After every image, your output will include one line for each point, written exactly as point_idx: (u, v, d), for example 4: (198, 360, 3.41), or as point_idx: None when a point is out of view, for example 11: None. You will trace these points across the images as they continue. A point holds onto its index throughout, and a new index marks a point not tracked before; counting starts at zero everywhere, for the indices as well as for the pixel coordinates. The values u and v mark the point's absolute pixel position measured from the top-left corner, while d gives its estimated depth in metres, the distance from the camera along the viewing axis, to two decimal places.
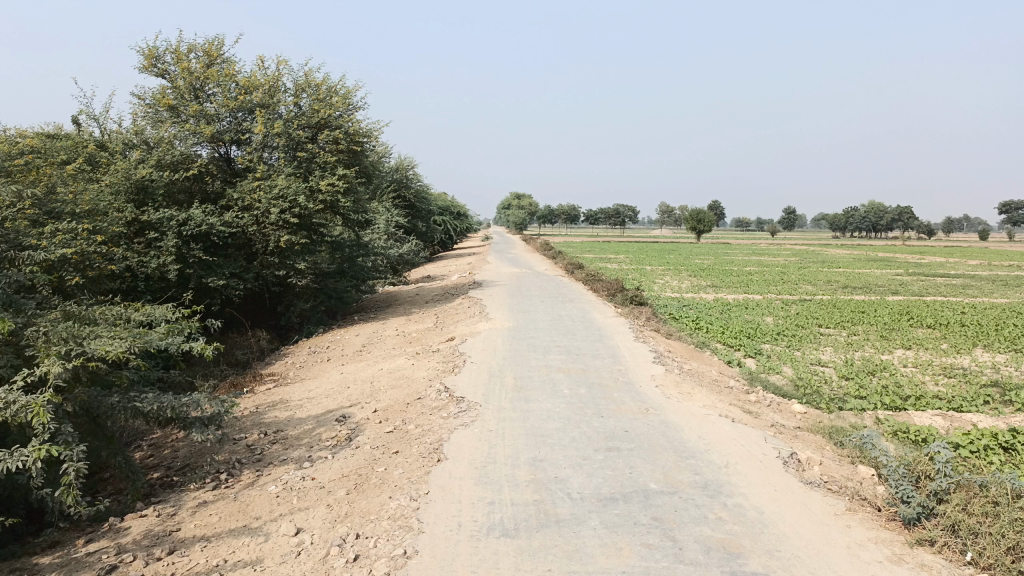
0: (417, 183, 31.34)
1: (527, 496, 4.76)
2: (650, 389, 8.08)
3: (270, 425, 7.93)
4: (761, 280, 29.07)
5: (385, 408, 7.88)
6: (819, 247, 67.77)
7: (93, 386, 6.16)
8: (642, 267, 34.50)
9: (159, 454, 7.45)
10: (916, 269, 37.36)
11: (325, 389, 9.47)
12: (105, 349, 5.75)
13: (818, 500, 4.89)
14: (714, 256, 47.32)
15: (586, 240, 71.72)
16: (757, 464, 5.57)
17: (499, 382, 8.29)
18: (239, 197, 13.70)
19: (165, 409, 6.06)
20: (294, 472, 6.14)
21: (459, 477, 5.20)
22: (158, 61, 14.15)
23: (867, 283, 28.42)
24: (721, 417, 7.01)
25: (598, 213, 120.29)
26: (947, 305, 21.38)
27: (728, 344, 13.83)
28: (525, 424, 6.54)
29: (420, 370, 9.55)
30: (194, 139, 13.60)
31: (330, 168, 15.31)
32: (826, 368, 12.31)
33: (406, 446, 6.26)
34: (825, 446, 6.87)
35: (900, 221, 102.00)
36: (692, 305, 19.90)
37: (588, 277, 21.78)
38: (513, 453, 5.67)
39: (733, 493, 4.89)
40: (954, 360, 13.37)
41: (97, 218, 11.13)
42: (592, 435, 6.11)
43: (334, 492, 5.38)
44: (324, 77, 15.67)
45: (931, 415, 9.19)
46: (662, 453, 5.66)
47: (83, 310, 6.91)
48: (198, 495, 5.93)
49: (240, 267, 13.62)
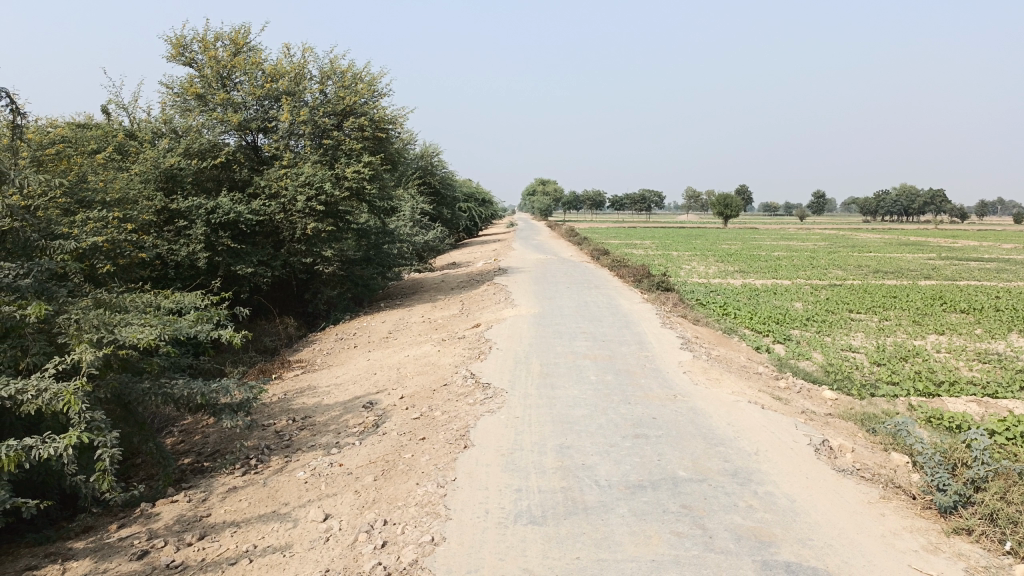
0: (442, 170, 31.34)
1: (554, 483, 4.73)
2: (678, 375, 8.00)
3: (298, 411, 7.99)
4: (790, 265, 28.75)
5: (412, 394, 7.89)
6: (849, 231, 66.81)
7: (125, 372, 6.24)
8: (668, 253, 34.26)
9: (189, 440, 7.54)
10: (949, 253, 36.69)
11: (351, 375, 9.52)
12: (136, 337, 5.80)
13: (851, 488, 4.80)
14: (741, 241, 46.84)
15: (612, 226, 71.35)
16: (788, 452, 5.49)
17: (526, 368, 8.26)
18: (266, 184, 13.78)
19: (194, 395, 6.12)
20: (323, 459, 6.17)
21: (486, 463, 5.19)
22: (185, 50, 14.24)
23: (900, 267, 27.95)
24: (750, 404, 6.92)
25: (624, 198, 119.55)
26: (981, 289, 20.96)
27: (756, 330, 13.69)
28: (551, 410, 6.51)
29: (445, 357, 9.56)
30: (222, 128, 13.69)
31: (355, 155, 15.33)
32: (857, 353, 12.14)
33: (432, 432, 6.26)
34: (856, 433, 6.77)
35: (933, 205, 100.10)
36: (719, 290, 19.73)
37: (614, 262, 21.66)
38: (539, 440, 5.65)
39: (764, 481, 4.82)
40: (989, 345, 13.12)
41: (127, 206, 11.26)
42: (619, 422, 6.07)
43: (361, 478, 5.40)
44: (350, 64, 15.66)
45: (966, 401, 9.03)
46: (690, 440, 5.60)
47: (114, 298, 6.99)
48: (228, 481, 6.00)
49: (267, 255, 13.71)
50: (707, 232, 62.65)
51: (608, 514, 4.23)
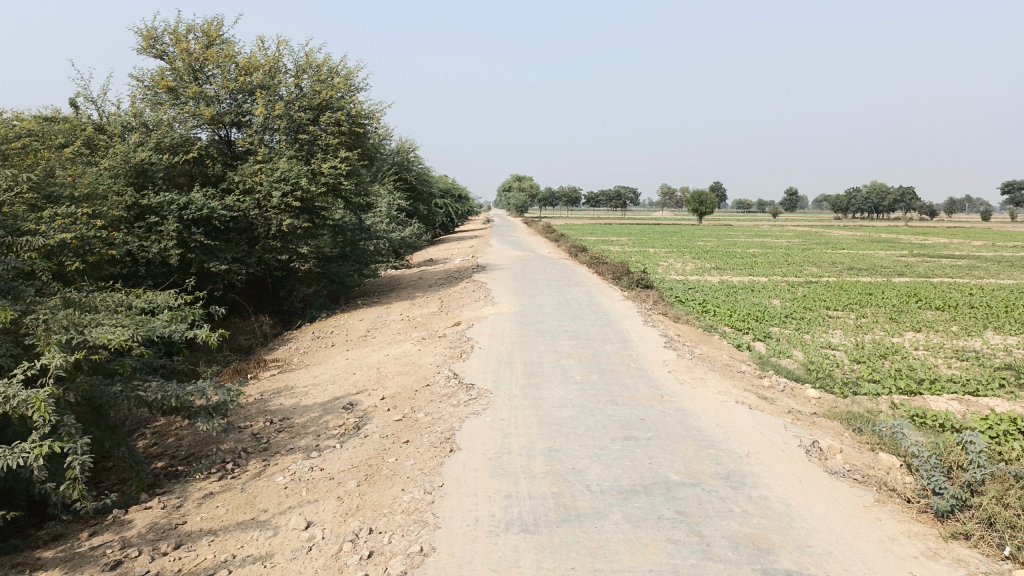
0: (418, 166, 31.07)
1: (545, 489, 4.60)
2: (663, 375, 7.91)
3: (275, 412, 7.79)
4: (766, 262, 28.93)
5: (393, 395, 7.72)
6: (822, 228, 67.50)
7: (95, 374, 6.00)
8: (644, 250, 34.34)
9: (162, 443, 7.31)
10: (920, 249, 37.11)
11: (330, 375, 9.32)
12: (107, 338, 5.57)
13: (845, 492, 4.73)
14: (715, 238, 47.08)
15: (587, 224, 71.40)
16: (780, 454, 5.41)
17: (509, 368, 8.12)
18: (241, 180, 13.50)
19: (169, 399, 5.91)
20: (302, 463, 5.98)
21: (474, 468, 5.04)
22: (156, 41, 13.90)
23: (873, 264, 28.22)
24: (738, 404, 6.86)
25: (599, 195, 119.80)
26: (954, 286, 21.18)
27: (736, 328, 13.68)
28: (538, 412, 6.38)
29: (427, 356, 9.39)
30: (194, 122, 13.40)
31: (332, 150, 15.07)
32: (836, 351, 12.17)
33: (416, 435, 6.10)
34: (843, 433, 6.72)
35: (903, 203, 101.46)
36: (697, 288, 19.74)
37: (592, 259, 21.60)
38: (527, 443, 5.51)
39: (757, 485, 4.73)
40: (965, 343, 13.21)
41: (96, 202, 10.94)
42: (607, 424, 5.95)
43: (344, 484, 5.22)
44: (326, 57, 15.40)
45: (947, 400, 9.06)
46: (681, 442, 5.50)
47: (83, 297, 6.73)
48: (204, 486, 5.80)
49: (241, 252, 13.43)
50: (682, 229, 62.95)
51: (602, 521, 4.12)
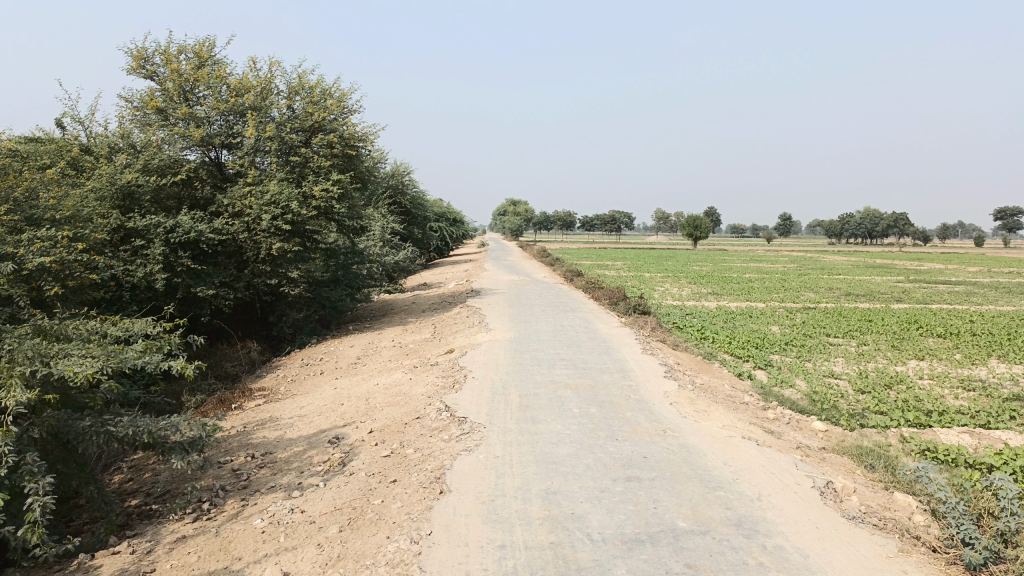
0: (413, 190, 30.86)
1: (542, 538, 4.24)
2: (665, 407, 7.57)
3: (258, 446, 7.41)
4: (763, 287, 28.64)
5: (382, 429, 7.35)
6: (816, 253, 67.47)
7: (63, 408, 5.64)
8: (640, 274, 34.04)
9: (138, 478, 6.93)
10: (918, 275, 36.94)
11: (318, 406, 8.93)
12: (73, 370, 5.19)
13: (866, 540, 4.38)
14: (711, 263, 46.87)
15: (582, 248, 71.20)
16: (794, 496, 5.05)
17: (504, 400, 7.76)
18: (229, 203, 13.21)
19: (141, 434, 5.53)
20: (283, 503, 5.60)
21: (465, 514, 4.67)
22: (146, 62, 13.66)
23: (870, 290, 27.92)
24: (746, 439, 6.51)
25: (594, 219, 119.99)
26: (955, 313, 20.91)
27: (736, 355, 13.35)
28: (534, 449, 6.01)
29: (418, 386, 9.03)
30: (184, 143, 13.11)
31: (324, 173, 14.79)
32: (839, 380, 11.84)
33: (405, 474, 5.73)
34: (855, 471, 6.38)
35: (897, 229, 101.76)
36: (695, 313, 19.44)
37: (588, 284, 21.33)
38: (523, 485, 5.16)
39: (771, 533, 4.38)
40: (970, 371, 12.89)
41: (79, 225, 10.61)
42: (608, 462, 5.60)
43: (325, 529, 4.84)
44: (319, 79, 15.21)
45: (958, 433, 8.72)
46: (687, 483, 5.15)
47: (56, 324, 6.38)
48: (177, 529, 5.40)
49: (230, 276, 13.09)
50: (676, 253, 62.85)
51: None
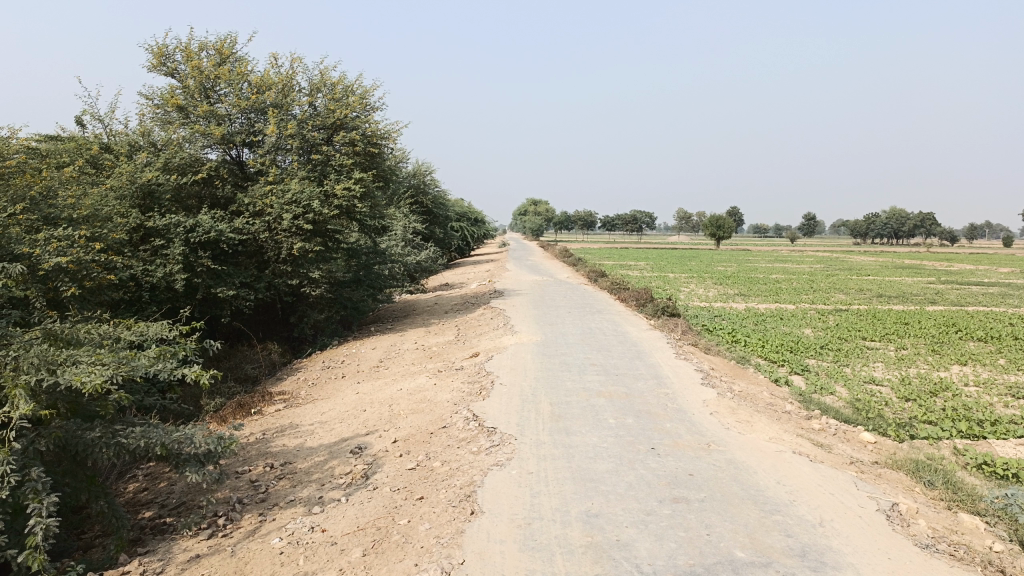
0: (435, 189, 30.57)
1: (586, 570, 3.84)
2: (706, 418, 7.13)
3: (277, 455, 7.06)
4: (792, 288, 28.02)
5: (406, 438, 6.98)
6: (844, 254, 66.34)
7: (73, 417, 5.30)
8: (664, 275, 33.47)
9: (154, 488, 6.62)
10: (950, 276, 36.11)
11: (339, 412, 8.59)
12: (81, 379, 4.85)
13: (946, 574, 3.93)
14: (736, 264, 46.18)
15: (604, 249, 70.70)
16: (859, 522, 4.61)
17: (535, 409, 7.36)
18: (251, 202, 12.94)
19: (154, 446, 5.19)
20: (302, 521, 5.24)
21: (499, 539, 4.29)
22: (167, 59, 13.43)
23: (903, 292, 27.14)
24: (796, 454, 6.06)
25: (615, 218, 119.24)
26: (993, 315, 20.22)
27: (770, 360, 12.84)
28: (570, 465, 5.62)
29: (443, 392, 8.66)
30: (205, 141, 12.86)
31: (346, 171, 14.51)
32: (881, 386, 11.30)
33: (432, 490, 5.36)
34: (914, 488, 5.90)
35: (924, 229, 100.09)
36: (724, 316, 18.91)
37: (614, 285, 20.86)
38: (561, 506, 4.77)
39: (840, 565, 3.95)
40: (1017, 378, 12.28)
41: (97, 225, 10.31)
42: (651, 480, 5.19)
43: (348, 552, 4.47)
44: (341, 75, 14.92)
45: (1016, 445, 8.19)
46: (741, 506, 4.73)
47: (67, 328, 6.06)
48: (191, 547, 5.06)
49: (251, 276, 12.81)
50: (698, 253, 62.16)
51: None
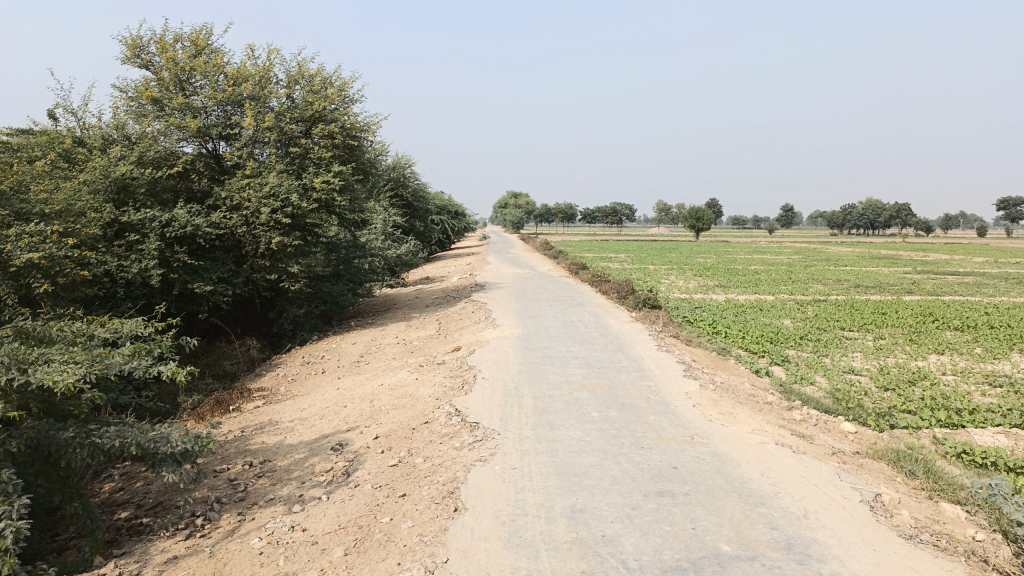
0: (415, 182, 30.40)
1: (571, 566, 3.80)
2: (688, 410, 7.13)
3: (256, 453, 6.96)
4: (771, 279, 28.19)
5: (388, 434, 6.90)
6: (821, 244, 66.89)
7: (46, 417, 5.17)
8: (644, 267, 33.56)
9: (130, 488, 6.51)
10: (926, 266, 36.56)
11: (319, 408, 8.49)
12: (52, 379, 4.73)
13: (930, 564, 3.93)
14: (715, 255, 46.42)
15: (584, 241, 70.80)
16: (843, 513, 4.60)
17: (517, 403, 7.31)
18: (227, 196, 12.75)
19: (129, 445, 5.07)
20: (282, 520, 5.16)
21: (483, 537, 4.23)
22: (142, 51, 13.19)
23: (881, 282, 27.42)
24: (779, 446, 6.06)
25: (595, 210, 119.44)
26: (969, 305, 20.47)
27: (751, 351, 12.88)
28: (554, 460, 5.57)
29: (425, 387, 8.59)
30: (180, 135, 12.66)
31: (325, 164, 14.36)
32: (860, 376, 11.37)
33: (414, 487, 5.29)
34: (896, 478, 5.91)
35: (900, 219, 101.22)
36: (704, 307, 18.99)
37: (594, 277, 20.85)
38: (545, 501, 4.72)
39: (825, 557, 3.93)
40: (994, 366, 12.42)
41: (70, 220, 10.11)
42: (635, 474, 5.16)
43: (329, 552, 4.40)
44: (319, 67, 14.74)
45: (993, 433, 8.26)
46: (725, 499, 4.71)
47: (39, 325, 5.91)
48: (168, 549, 4.96)
49: (228, 271, 12.64)
50: (677, 245, 62.42)
51: None
